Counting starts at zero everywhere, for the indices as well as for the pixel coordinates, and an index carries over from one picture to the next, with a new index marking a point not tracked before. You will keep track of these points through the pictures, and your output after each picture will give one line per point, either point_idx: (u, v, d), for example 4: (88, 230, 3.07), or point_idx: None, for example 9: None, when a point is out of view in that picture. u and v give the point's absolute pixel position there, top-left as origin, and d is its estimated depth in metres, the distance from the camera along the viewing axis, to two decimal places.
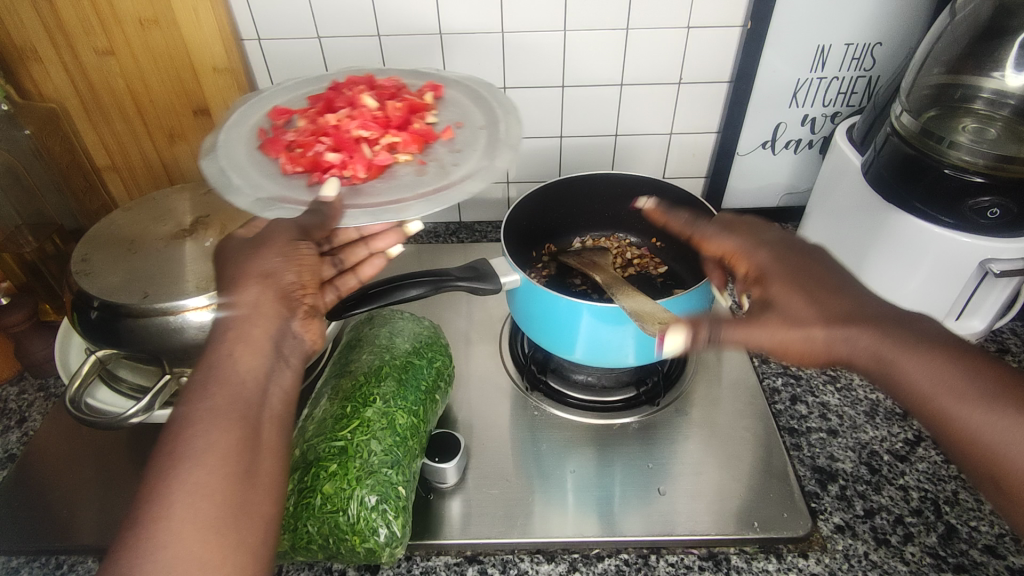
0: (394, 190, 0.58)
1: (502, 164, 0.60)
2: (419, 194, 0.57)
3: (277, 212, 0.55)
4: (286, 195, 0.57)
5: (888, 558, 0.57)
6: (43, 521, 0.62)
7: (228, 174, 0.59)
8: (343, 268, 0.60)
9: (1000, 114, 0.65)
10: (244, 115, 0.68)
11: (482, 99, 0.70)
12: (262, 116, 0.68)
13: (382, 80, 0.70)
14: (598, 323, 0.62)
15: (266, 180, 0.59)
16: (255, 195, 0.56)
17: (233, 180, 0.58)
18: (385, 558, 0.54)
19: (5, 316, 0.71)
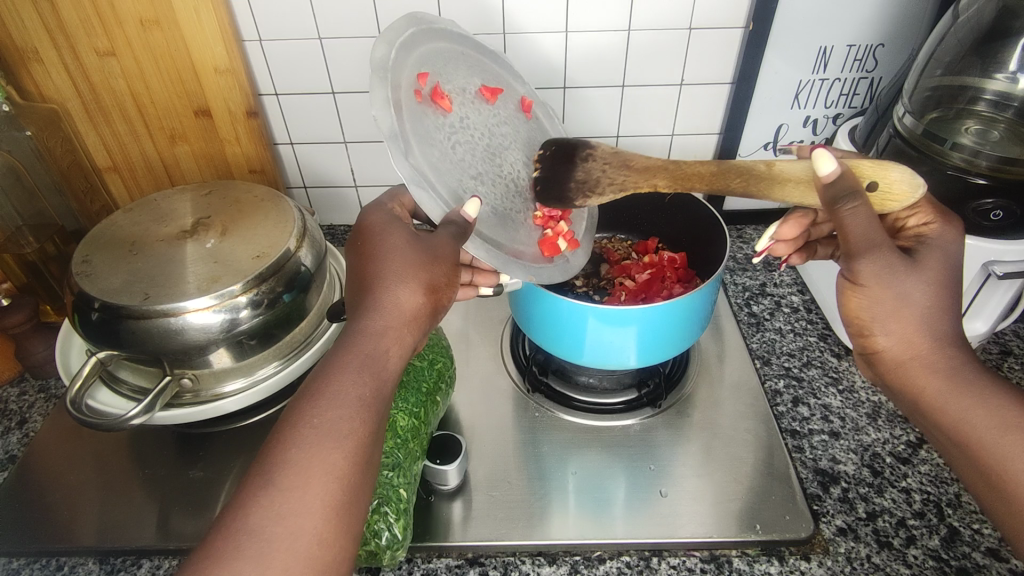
0: (508, 236, 0.57)
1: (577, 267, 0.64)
2: (522, 257, 0.57)
3: (423, 198, 0.49)
4: (428, 176, 0.50)
5: (891, 561, 0.57)
6: (44, 523, 0.62)
7: (385, 113, 0.49)
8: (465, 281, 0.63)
9: (1002, 116, 0.65)
10: (415, 42, 0.57)
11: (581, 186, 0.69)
12: (426, 57, 0.57)
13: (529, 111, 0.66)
14: (602, 326, 0.62)
15: (430, 156, 0.51)
16: (408, 160, 0.49)
17: (389, 124, 0.49)
18: (386, 560, 0.54)
19: (5, 316, 0.70)
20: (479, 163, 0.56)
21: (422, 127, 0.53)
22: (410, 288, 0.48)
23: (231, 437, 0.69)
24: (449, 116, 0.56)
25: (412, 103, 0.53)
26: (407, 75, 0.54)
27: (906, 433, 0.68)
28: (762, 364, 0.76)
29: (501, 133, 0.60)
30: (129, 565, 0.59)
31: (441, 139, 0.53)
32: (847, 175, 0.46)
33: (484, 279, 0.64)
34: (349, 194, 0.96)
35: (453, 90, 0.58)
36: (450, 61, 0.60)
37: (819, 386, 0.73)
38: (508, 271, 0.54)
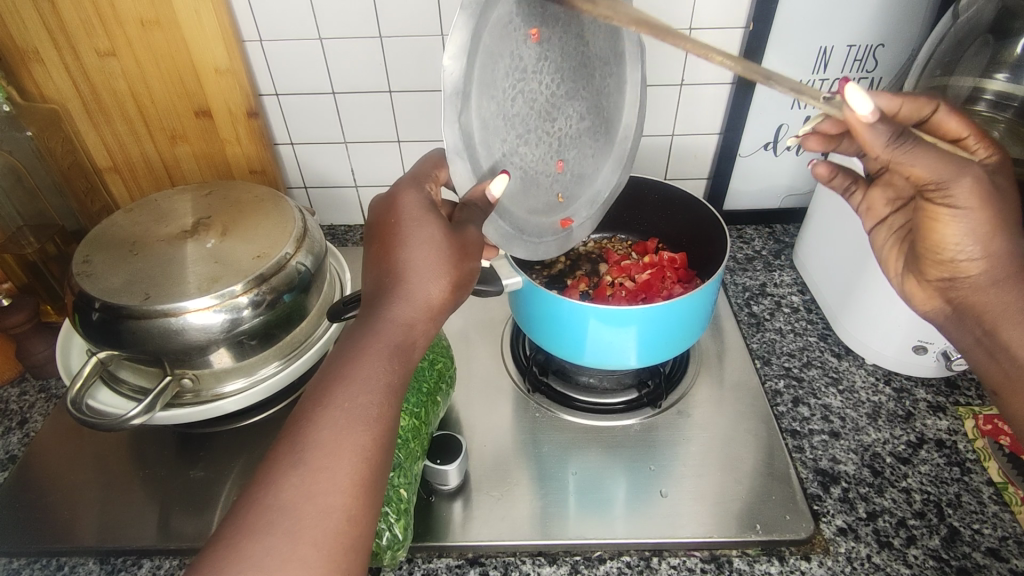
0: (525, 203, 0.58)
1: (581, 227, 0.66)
2: (528, 225, 0.60)
3: (458, 168, 0.49)
4: (472, 144, 0.50)
5: (891, 561, 0.57)
6: (44, 523, 0.62)
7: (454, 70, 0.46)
8: None
9: (1002, 116, 0.64)
10: None
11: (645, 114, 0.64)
12: None
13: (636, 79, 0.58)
14: (603, 325, 0.62)
15: (483, 113, 0.50)
16: (458, 124, 0.48)
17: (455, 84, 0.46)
18: (387, 560, 0.54)
19: (5, 317, 0.70)
20: (530, 120, 0.54)
21: (489, 73, 0.49)
22: (439, 283, 0.47)
23: (231, 438, 0.69)
24: (524, 58, 0.51)
25: (493, 51, 0.48)
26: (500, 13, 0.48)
27: (906, 434, 0.68)
28: (762, 364, 0.76)
29: (571, 79, 0.56)
30: (129, 565, 0.59)
31: (500, 95, 0.51)
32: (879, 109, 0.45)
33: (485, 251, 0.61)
34: (349, 194, 0.96)
35: (543, 22, 0.51)
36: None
37: (819, 386, 0.73)
38: (509, 248, 0.57)
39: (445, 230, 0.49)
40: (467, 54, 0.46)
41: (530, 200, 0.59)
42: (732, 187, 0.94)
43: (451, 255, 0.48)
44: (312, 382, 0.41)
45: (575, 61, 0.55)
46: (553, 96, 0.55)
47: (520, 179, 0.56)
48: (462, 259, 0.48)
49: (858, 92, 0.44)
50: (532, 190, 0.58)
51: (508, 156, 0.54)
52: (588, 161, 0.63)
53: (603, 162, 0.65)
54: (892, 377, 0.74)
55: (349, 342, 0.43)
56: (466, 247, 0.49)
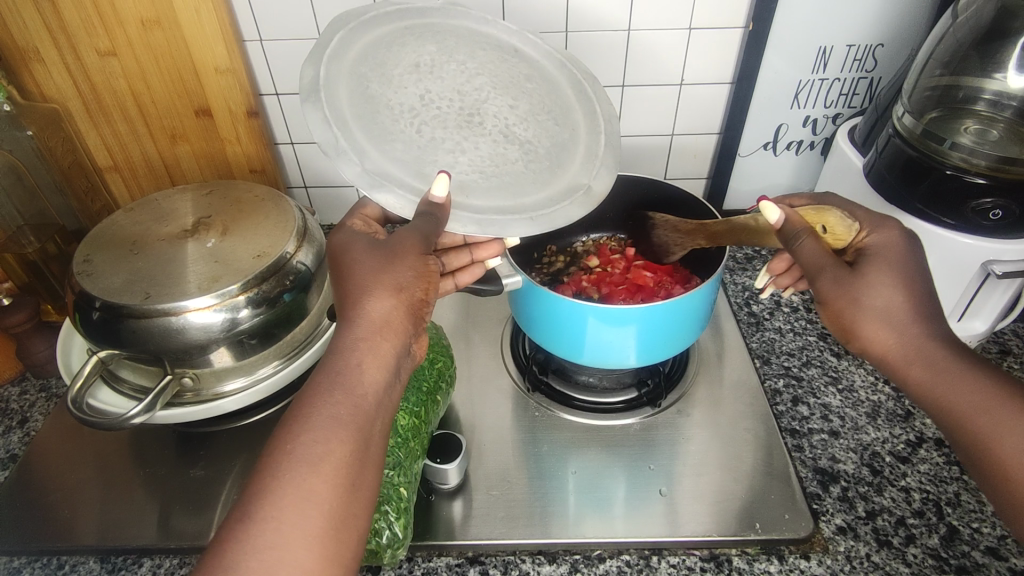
0: (503, 196, 0.55)
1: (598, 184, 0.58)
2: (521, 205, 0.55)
3: (387, 199, 0.50)
4: (391, 175, 0.52)
5: (890, 560, 0.57)
6: (45, 521, 0.62)
7: (333, 129, 0.50)
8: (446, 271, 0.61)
9: (1001, 116, 0.65)
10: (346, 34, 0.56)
11: (583, 92, 0.63)
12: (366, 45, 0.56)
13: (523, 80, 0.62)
14: (601, 324, 0.62)
15: (388, 153, 0.53)
16: (363, 167, 0.50)
17: (339, 140, 0.50)
18: (387, 559, 0.53)
19: (5, 316, 0.70)
20: (446, 128, 0.56)
21: (365, 118, 0.53)
22: (384, 301, 0.48)
23: (231, 437, 0.69)
24: (404, 103, 0.55)
25: (355, 100, 0.53)
26: (341, 71, 0.54)
27: (905, 433, 0.68)
28: (762, 363, 0.76)
29: (473, 74, 0.59)
30: (129, 564, 0.59)
31: (399, 133, 0.54)
32: (792, 218, 0.51)
33: (483, 253, 0.63)
34: (349, 194, 0.96)
35: (405, 71, 0.57)
36: (407, 31, 0.59)
37: (818, 386, 0.73)
38: (505, 229, 0.53)
39: (376, 256, 0.51)
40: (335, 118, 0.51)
41: (506, 185, 0.56)
42: (732, 186, 0.94)
43: (386, 270, 0.49)
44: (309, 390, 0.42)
45: (466, 77, 0.59)
46: (461, 109, 0.57)
47: (480, 178, 0.56)
48: (396, 268, 0.49)
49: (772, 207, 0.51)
50: (502, 178, 0.56)
51: (450, 168, 0.55)
52: (558, 133, 0.61)
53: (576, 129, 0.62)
54: None
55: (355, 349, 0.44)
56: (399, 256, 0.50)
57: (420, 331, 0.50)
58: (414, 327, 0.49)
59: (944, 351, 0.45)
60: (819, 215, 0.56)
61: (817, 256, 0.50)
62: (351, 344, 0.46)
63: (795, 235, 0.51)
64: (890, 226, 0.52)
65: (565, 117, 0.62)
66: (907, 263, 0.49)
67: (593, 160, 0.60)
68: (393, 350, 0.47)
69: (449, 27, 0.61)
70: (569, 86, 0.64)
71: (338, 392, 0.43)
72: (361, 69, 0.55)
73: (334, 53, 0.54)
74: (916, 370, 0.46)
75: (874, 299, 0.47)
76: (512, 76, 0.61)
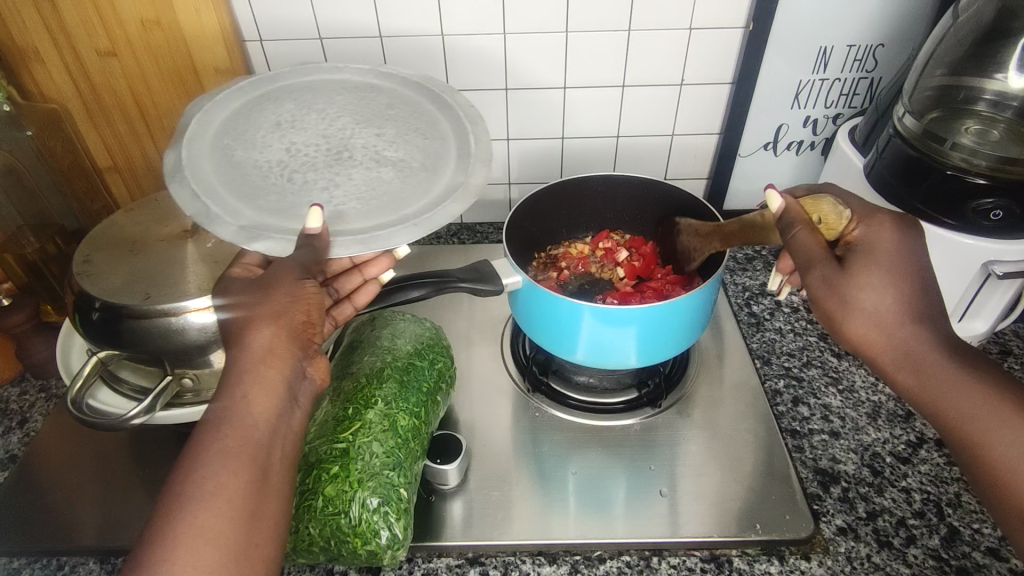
0: (383, 214, 0.54)
1: (476, 180, 0.57)
2: (403, 216, 0.54)
3: (264, 246, 0.50)
4: (268, 222, 0.52)
5: (891, 561, 0.57)
6: (44, 522, 0.62)
7: (202, 200, 0.53)
8: (340, 297, 0.60)
9: (1002, 115, 0.65)
10: (204, 119, 0.60)
11: (447, 107, 0.64)
12: (216, 123, 0.61)
13: (376, 104, 0.65)
14: (600, 324, 0.62)
15: (263, 206, 0.54)
16: (238, 224, 0.51)
17: (209, 206, 0.52)
18: (387, 561, 0.53)
19: (5, 317, 0.70)
20: (319, 169, 0.58)
21: (237, 182, 0.56)
22: (263, 331, 0.47)
23: None
24: (280, 161, 0.58)
25: (222, 168, 0.56)
26: (202, 146, 0.58)
27: (906, 433, 0.68)
28: (762, 364, 0.76)
29: (335, 119, 0.63)
30: None
31: (274, 187, 0.56)
32: (791, 208, 0.51)
33: (373, 269, 0.60)
34: None
35: (281, 134, 0.61)
36: (264, 99, 0.64)
37: (819, 386, 0.73)
38: (388, 241, 0.51)
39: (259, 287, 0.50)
40: (210, 191, 0.54)
41: (384, 202, 0.56)
42: (732, 186, 0.94)
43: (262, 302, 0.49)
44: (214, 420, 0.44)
45: (341, 123, 0.62)
46: (332, 151, 0.60)
47: (359, 205, 0.55)
48: (276, 296, 0.49)
49: (774, 197, 0.51)
50: (379, 197, 0.56)
51: (327, 202, 0.55)
52: (428, 147, 0.61)
53: (448, 141, 0.62)
54: None
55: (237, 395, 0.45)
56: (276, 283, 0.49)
57: (312, 353, 0.50)
58: (303, 350, 0.49)
59: (938, 354, 0.45)
60: (814, 205, 0.53)
61: (810, 248, 0.49)
62: (235, 380, 0.46)
63: (789, 223, 0.50)
64: (881, 216, 0.51)
65: (435, 132, 0.63)
66: (897, 258, 0.48)
67: (467, 159, 0.59)
68: (281, 377, 0.47)
69: (291, 87, 0.66)
70: (432, 105, 0.65)
71: (242, 425, 0.44)
72: (224, 141, 0.59)
73: (195, 135, 0.59)
74: (904, 374, 0.46)
75: (863, 298, 0.47)
76: (373, 110, 0.64)
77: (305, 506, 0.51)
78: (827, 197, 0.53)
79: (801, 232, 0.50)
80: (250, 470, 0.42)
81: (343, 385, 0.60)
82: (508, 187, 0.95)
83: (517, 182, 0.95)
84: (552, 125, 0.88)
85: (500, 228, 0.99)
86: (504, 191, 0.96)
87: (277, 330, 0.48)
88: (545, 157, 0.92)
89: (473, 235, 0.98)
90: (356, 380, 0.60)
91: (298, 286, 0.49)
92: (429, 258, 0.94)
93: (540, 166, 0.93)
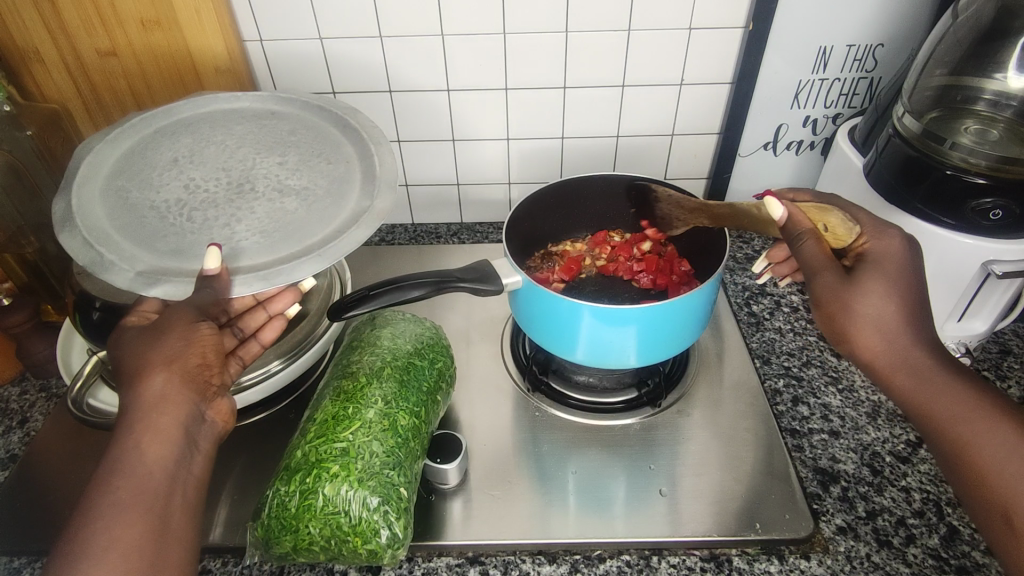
0: (283, 247, 0.56)
1: (379, 202, 0.58)
2: (306, 246, 0.55)
3: (163, 289, 0.51)
4: (166, 266, 0.53)
5: (890, 560, 0.57)
6: (44, 521, 0.62)
7: (96, 248, 0.54)
8: (244, 336, 0.58)
9: (1002, 115, 0.65)
10: (99, 163, 0.62)
11: (349, 128, 0.67)
12: (116, 164, 0.62)
13: (278, 129, 0.67)
14: (599, 324, 0.62)
15: (157, 249, 0.55)
16: (133, 270, 0.53)
17: (103, 254, 0.53)
18: (387, 560, 0.53)
19: (6, 316, 0.70)
20: (218, 204, 0.59)
21: (130, 226, 0.56)
22: (156, 378, 0.47)
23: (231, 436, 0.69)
24: (179, 198, 0.59)
25: (117, 211, 0.57)
26: (96, 191, 0.59)
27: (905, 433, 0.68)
28: (762, 363, 0.76)
29: (235, 147, 0.64)
30: None
31: (172, 228, 0.57)
32: (796, 218, 0.54)
33: (278, 304, 0.59)
34: None
35: (180, 169, 0.62)
36: (159, 134, 0.65)
37: (819, 386, 0.73)
38: (287, 275, 0.53)
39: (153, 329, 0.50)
40: (103, 238, 0.55)
41: (282, 232, 0.57)
42: (732, 186, 0.94)
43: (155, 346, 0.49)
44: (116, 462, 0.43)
45: (238, 150, 0.64)
46: (230, 182, 0.61)
47: (260, 239, 0.56)
48: (167, 340, 0.49)
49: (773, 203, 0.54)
50: (282, 228, 0.57)
51: (227, 239, 0.56)
52: (331, 170, 0.63)
53: (349, 163, 0.63)
54: None
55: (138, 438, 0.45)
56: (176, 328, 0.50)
57: (210, 396, 0.50)
58: (199, 394, 0.49)
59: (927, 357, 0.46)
60: (821, 215, 0.57)
61: (818, 254, 0.51)
62: (128, 427, 0.45)
63: (800, 233, 0.53)
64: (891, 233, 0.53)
65: (337, 154, 0.65)
66: (904, 272, 0.49)
67: (371, 180, 0.61)
68: (176, 422, 0.46)
69: (195, 118, 0.67)
70: (336, 129, 0.67)
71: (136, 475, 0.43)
72: (119, 183, 0.60)
73: (86, 179, 0.60)
74: (903, 376, 0.47)
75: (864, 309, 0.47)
76: (275, 137, 0.66)
77: (305, 506, 0.51)
78: (833, 212, 0.57)
79: (811, 240, 0.52)
80: (149, 519, 0.42)
81: (342, 385, 0.60)
82: (508, 187, 0.96)
83: (517, 182, 0.95)
84: (552, 125, 0.88)
85: (500, 227, 0.99)
86: (504, 191, 0.96)
87: (170, 374, 0.47)
88: (544, 157, 0.92)
89: (473, 235, 0.98)
90: (355, 379, 0.60)
91: (190, 330, 0.50)
92: (429, 257, 0.94)
93: (540, 166, 0.93)
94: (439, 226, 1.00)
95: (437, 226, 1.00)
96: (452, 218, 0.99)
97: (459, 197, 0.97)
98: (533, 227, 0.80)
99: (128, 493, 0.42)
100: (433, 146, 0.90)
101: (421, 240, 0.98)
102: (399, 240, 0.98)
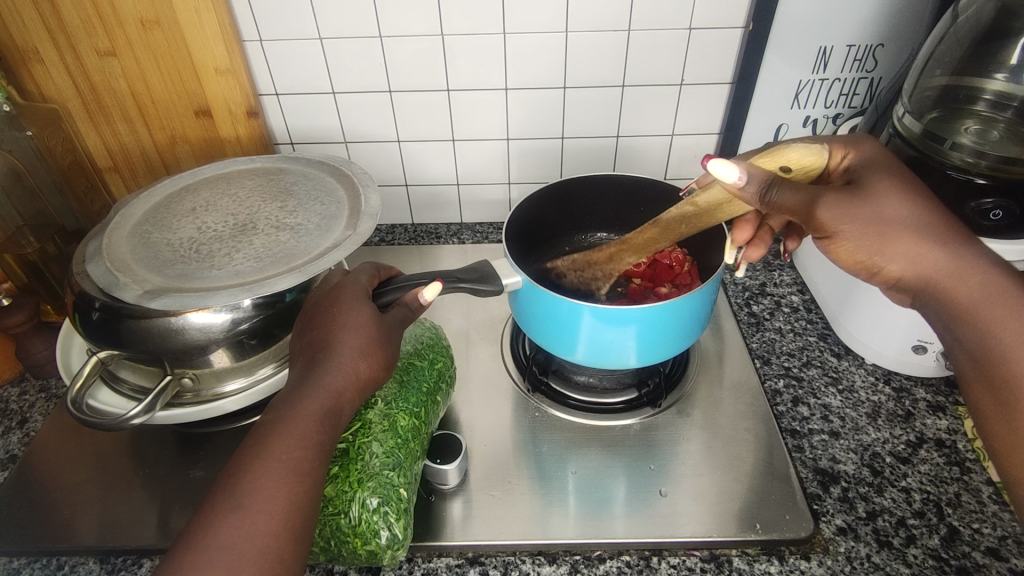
0: (272, 267, 0.57)
1: (365, 231, 0.60)
2: (292, 267, 0.57)
3: (163, 302, 0.52)
4: (172, 285, 0.55)
5: (891, 561, 0.57)
6: (42, 523, 0.62)
7: (114, 275, 0.56)
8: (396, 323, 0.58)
9: (1003, 116, 0.64)
10: (131, 209, 0.65)
11: (346, 177, 0.69)
12: (139, 210, 0.65)
13: (278, 181, 0.69)
14: (599, 324, 0.62)
15: (160, 275, 0.56)
16: (141, 289, 0.54)
17: (118, 279, 0.56)
18: (386, 561, 0.53)
19: (5, 317, 0.70)
20: (222, 241, 0.60)
21: (142, 259, 0.58)
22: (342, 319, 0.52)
23: (230, 437, 0.69)
24: (189, 237, 0.61)
25: (138, 249, 0.60)
26: (123, 234, 0.62)
27: (905, 433, 0.68)
28: (762, 364, 0.76)
29: (241, 199, 0.66)
30: (129, 565, 0.59)
31: (181, 257, 0.58)
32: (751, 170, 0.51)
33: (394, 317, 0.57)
34: None
35: (199, 216, 0.64)
36: (184, 191, 0.68)
37: (819, 386, 0.73)
38: (267, 285, 0.54)
39: (308, 312, 0.55)
40: (115, 271, 0.57)
41: (275, 255, 0.58)
42: None
43: (338, 324, 0.52)
44: (288, 394, 0.48)
45: (244, 199, 0.66)
46: (235, 224, 0.62)
47: (253, 264, 0.57)
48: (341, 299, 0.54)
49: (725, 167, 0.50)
50: (277, 251, 0.59)
51: (224, 264, 0.57)
52: (326, 208, 0.65)
53: (343, 203, 0.65)
54: (891, 376, 0.74)
55: (307, 379, 0.49)
56: (342, 306, 0.54)
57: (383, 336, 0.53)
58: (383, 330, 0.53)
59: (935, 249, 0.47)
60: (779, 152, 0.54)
61: (798, 195, 0.50)
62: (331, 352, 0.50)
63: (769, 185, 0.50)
64: (862, 142, 0.56)
65: (334, 195, 0.67)
66: (892, 169, 0.52)
67: (360, 215, 0.63)
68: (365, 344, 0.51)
69: (213, 177, 0.70)
70: (332, 178, 0.70)
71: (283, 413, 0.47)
72: (144, 228, 0.63)
73: (116, 226, 0.63)
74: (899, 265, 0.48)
75: (883, 206, 0.49)
76: (276, 189, 0.68)
77: None
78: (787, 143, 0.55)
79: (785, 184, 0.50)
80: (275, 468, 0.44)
81: None
82: (507, 187, 0.96)
83: (516, 182, 0.95)
84: (551, 125, 0.88)
85: (500, 227, 0.99)
86: (504, 191, 0.96)
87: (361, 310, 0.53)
88: (544, 157, 0.92)
89: (473, 236, 0.98)
90: None
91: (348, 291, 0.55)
92: (428, 257, 0.94)
93: (539, 166, 0.93)
94: (439, 227, 1.00)
95: (437, 226, 1.00)
96: (451, 218, 1.00)
97: (459, 197, 0.97)
98: (534, 226, 0.80)
99: (306, 422, 0.46)
100: (433, 146, 0.90)
101: (421, 240, 0.98)
102: (399, 240, 0.98)
